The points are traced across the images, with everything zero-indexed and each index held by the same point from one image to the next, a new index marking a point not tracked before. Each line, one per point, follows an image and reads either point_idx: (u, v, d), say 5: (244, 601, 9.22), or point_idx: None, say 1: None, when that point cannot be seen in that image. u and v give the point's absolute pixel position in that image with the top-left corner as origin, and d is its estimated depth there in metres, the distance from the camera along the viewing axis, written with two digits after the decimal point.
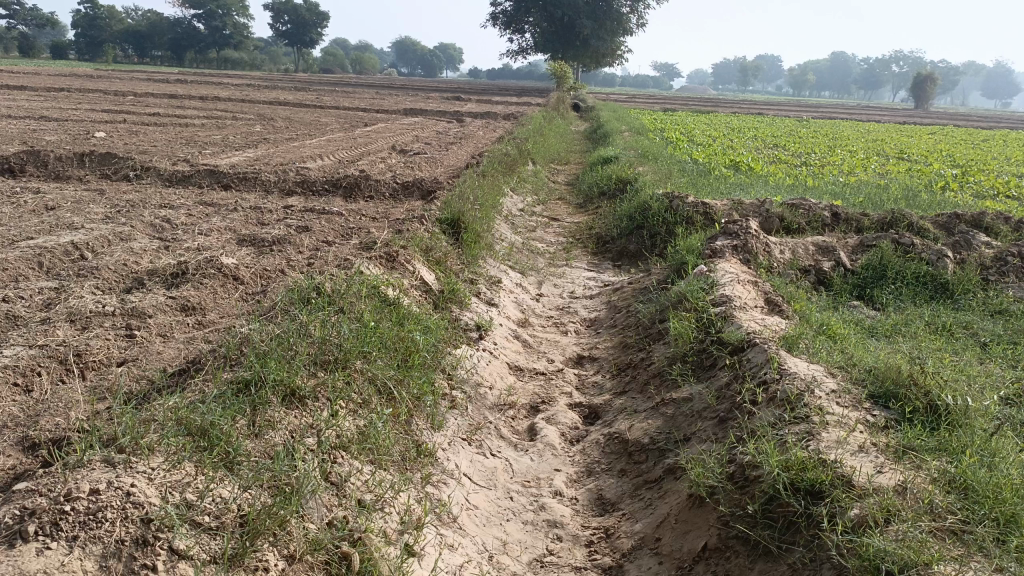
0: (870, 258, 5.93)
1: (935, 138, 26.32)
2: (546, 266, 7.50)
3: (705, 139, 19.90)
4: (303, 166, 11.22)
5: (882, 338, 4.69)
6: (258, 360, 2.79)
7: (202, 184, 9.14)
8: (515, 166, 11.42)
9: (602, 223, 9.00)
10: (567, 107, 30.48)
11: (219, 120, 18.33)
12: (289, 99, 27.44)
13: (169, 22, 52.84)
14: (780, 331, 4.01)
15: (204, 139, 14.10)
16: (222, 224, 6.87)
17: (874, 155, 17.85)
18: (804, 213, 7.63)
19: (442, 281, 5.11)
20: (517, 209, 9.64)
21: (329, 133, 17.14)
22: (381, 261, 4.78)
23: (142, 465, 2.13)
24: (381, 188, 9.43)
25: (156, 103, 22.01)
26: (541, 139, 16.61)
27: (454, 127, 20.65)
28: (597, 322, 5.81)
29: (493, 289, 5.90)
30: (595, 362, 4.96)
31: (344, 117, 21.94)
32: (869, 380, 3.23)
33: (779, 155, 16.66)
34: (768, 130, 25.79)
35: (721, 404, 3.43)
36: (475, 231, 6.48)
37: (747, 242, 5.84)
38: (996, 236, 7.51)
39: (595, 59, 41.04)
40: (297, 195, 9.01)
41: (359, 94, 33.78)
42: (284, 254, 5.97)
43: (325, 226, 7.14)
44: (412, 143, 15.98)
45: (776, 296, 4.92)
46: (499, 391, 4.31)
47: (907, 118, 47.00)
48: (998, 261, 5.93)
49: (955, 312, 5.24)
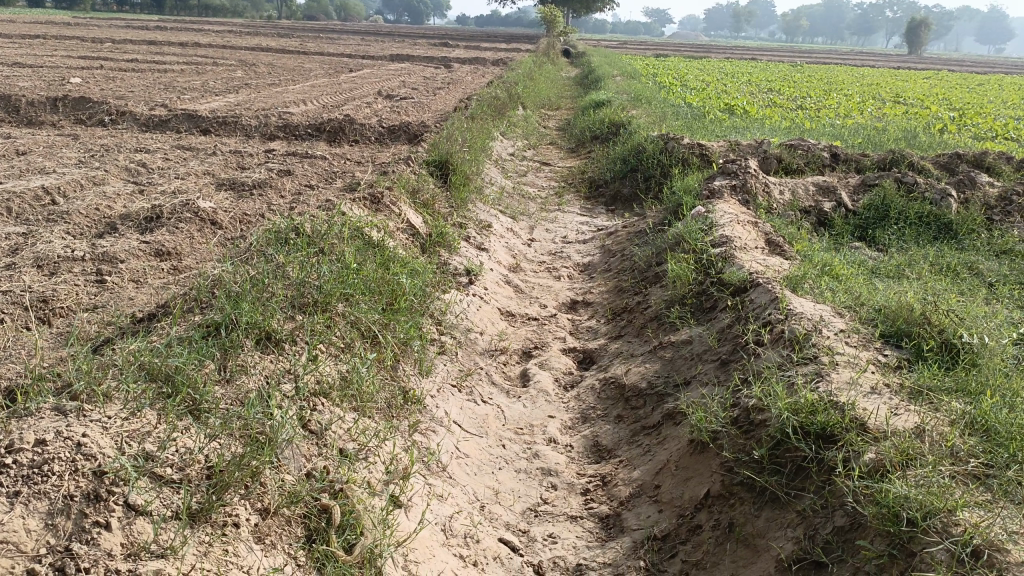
0: (872, 197, 5.74)
1: (931, 82, 25.94)
2: (537, 210, 7.29)
3: (699, 84, 19.52)
4: (286, 111, 10.88)
5: (886, 279, 4.52)
6: (230, 302, 2.60)
7: (181, 128, 8.83)
8: (505, 110, 11.11)
9: (595, 167, 8.77)
10: (558, 53, 29.86)
11: (200, 66, 17.81)
12: (273, 45, 26.72)
13: None
14: (782, 271, 3.84)
15: (184, 84, 13.67)
16: (200, 168, 6.61)
17: (870, 99, 17.54)
18: (803, 154, 7.41)
19: (429, 224, 4.90)
20: (507, 153, 9.38)
21: (313, 78, 16.66)
22: (366, 203, 4.56)
23: (96, 414, 1.95)
24: (367, 132, 9.14)
25: (135, 50, 21.35)
26: (532, 83, 16.22)
27: (442, 73, 20.15)
28: (590, 267, 5.63)
29: (483, 234, 5.70)
30: (590, 308, 4.79)
31: (329, 63, 21.36)
32: (879, 321, 3.07)
33: (774, 98, 16.34)
34: (762, 75, 25.38)
35: (723, 347, 3.27)
36: (463, 173, 6.25)
37: (746, 181, 5.63)
38: (998, 176, 7.33)
39: (586, 4, 40.13)
40: (280, 139, 8.72)
41: (344, 40, 32.97)
42: (265, 199, 5.73)
43: (309, 170, 6.88)
44: (399, 88, 15.58)
45: (777, 237, 4.74)
46: (490, 336, 4.14)
47: (902, 63, 46.36)
48: (1003, 200, 5.75)
49: (959, 253, 5.08)
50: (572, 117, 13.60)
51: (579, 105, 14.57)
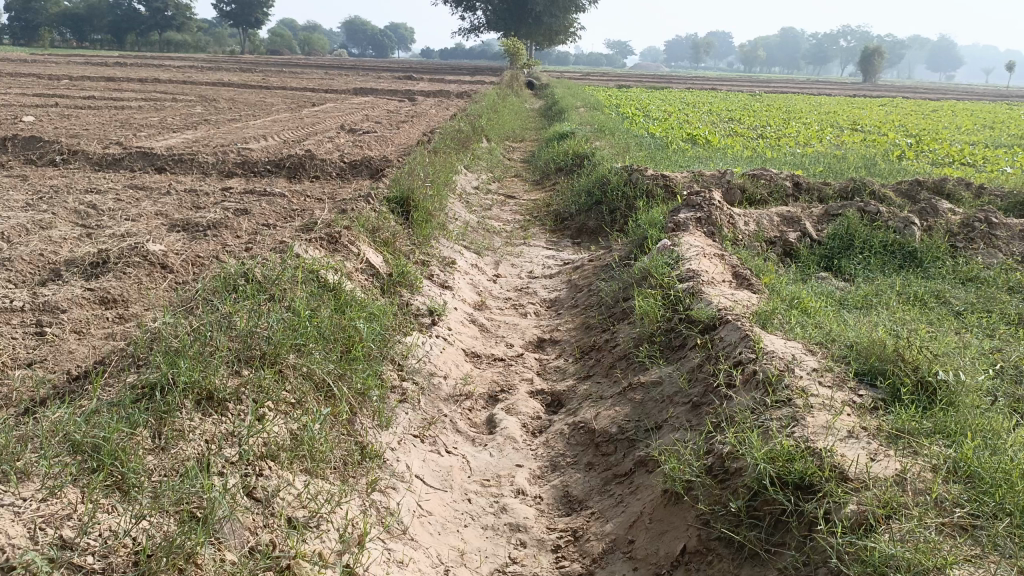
0: (836, 227, 5.74)
1: (886, 109, 26.58)
2: (502, 245, 7.19)
3: (661, 114, 19.73)
4: (246, 147, 10.71)
5: (855, 310, 4.48)
6: (168, 359, 2.44)
7: (135, 167, 8.61)
8: (468, 144, 11.06)
9: (560, 199, 8.71)
10: (521, 85, 30.10)
11: (159, 102, 17.55)
12: (235, 81, 26.53)
13: (107, 3, 50.81)
14: (751, 306, 3.76)
15: (141, 121, 13.43)
16: (153, 208, 6.40)
17: (829, 126, 17.86)
18: (766, 184, 7.43)
19: (390, 264, 4.76)
20: (472, 187, 9.29)
21: (275, 114, 16.50)
22: (323, 243, 4.41)
23: (10, 496, 1.78)
24: (328, 168, 8.99)
25: (93, 87, 21.02)
26: (495, 116, 16.25)
27: (406, 106, 20.13)
28: (557, 302, 5.52)
29: (447, 271, 5.56)
30: (557, 346, 4.66)
31: (291, 98, 21.23)
32: (852, 358, 2.99)
33: (735, 128, 16.54)
34: (723, 105, 25.79)
35: (694, 388, 3.16)
36: (425, 209, 6.13)
37: (711, 213, 5.58)
38: (958, 203, 7.41)
39: (549, 37, 40.65)
40: (239, 177, 8.54)
41: (308, 74, 32.90)
42: (220, 240, 5.55)
43: (267, 209, 6.71)
44: (362, 122, 15.48)
45: (744, 270, 4.68)
46: (455, 380, 3.99)
47: (858, 91, 47.59)
48: (965, 227, 5.78)
49: (925, 281, 5.07)
50: (536, 149, 13.60)
51: (543, 137, 14.59)
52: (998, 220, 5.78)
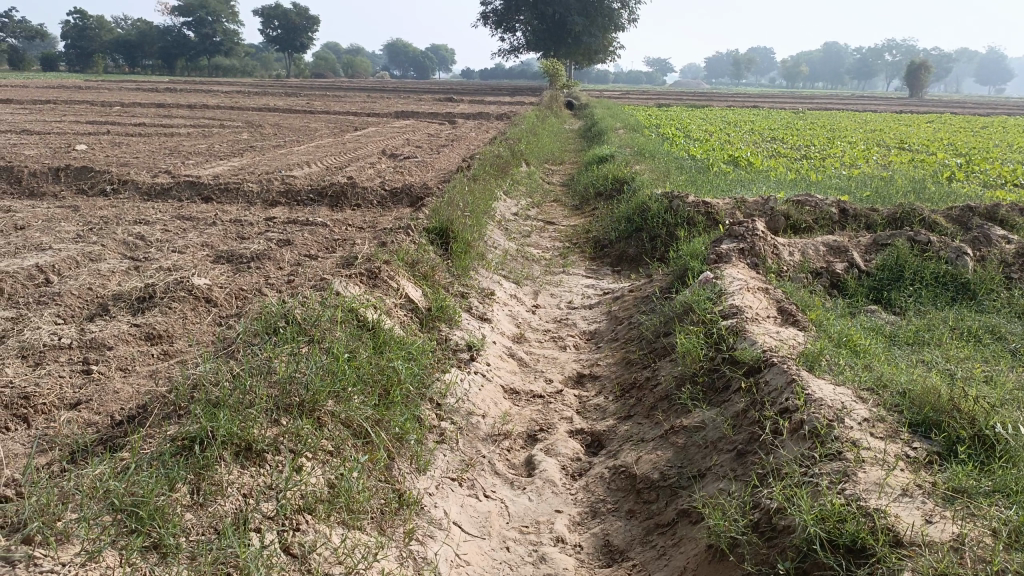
0: (885, 257, 5.58)
1: (935, 126, 26.01)
2: (541, 274, 7.15)
3: (702, 134, 19.58)
4: (290, 174, 10.88)
5: (906, 349, 4.34)
6: (208, 411, 2.47)
7: (182, 196, 8.80)
8: (508, 169, 11.08)
9: (599, 226, 8.67)
10: (561, 105, 30.16)
11: (206, 128, 18.00)
12: (279, 105, 27.10)
13: (158, 29, 52.33)
14: (798, 346, 3.67)
15: (189, 149, 13.76)
16: (199, 240, 6.52)
17: (875, 146, 17.51)
18: (810, 211, 7.29)
19: (429, 298, 4.76)
20: (511, 213, 9.30)
21: (318, 139, 16.78)
22: (363, 279, 4.42)
23: (51, 559, 1.81)
24: (369, 196, 9.09)
25: (143, 113, 21.63)
26: (535, 139, 16.30)
27: (446, 129, 20.32)
28: (597, 335, 5.45)
29: (486, 303, 5.54)
30: (597, 382, 4.60)
31: (333, 122, 21.60)
32: (905, 407, 2.88)
33: (778, 148, 16.32)
34: (765, 124, 25.52)
35: (739, 434, 3.08)
36: (464, 239, 6.13)
37: (754, 244, 5.48)
38: (1013, 229, 7.19)
39: (588, 57, 40.76)
40: (282, 205, 8.67)
41: (350, 98, 33.45)
42: (263, 272, 5.63)
43: (308, 239, 6.79)
44: (403, 147, 15.64)
45: (789, 304, 4.57)
46: (493, 418, 3.95)
47: (903, 107, 46.73)
48: (1021, 257, 5.58)
49: (980, 316, 4.90)
50: (575, 172, 13.59)
51: (583, 160, 14.57)
52: None
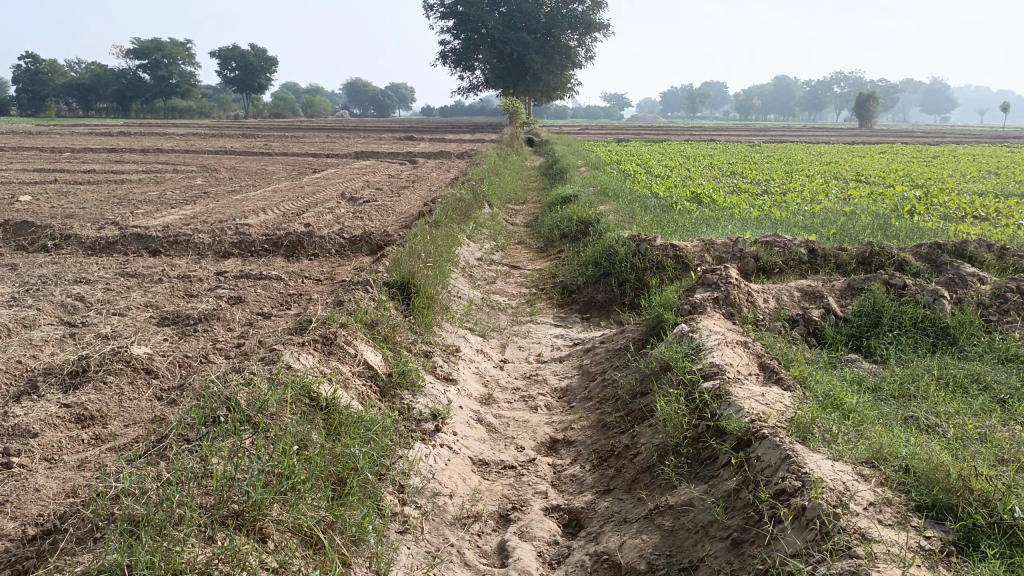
0: (862, 302, 5.42)
1: (887, 157, 26.59)
2: (508, 324, 6.87)
3: (663, 170, 19.68)
4: (244, 222, 10.53)
5: (893, 403, 4.14)
6: (127, 539, 2.17)
7: (128, 250, 8.38)
8: (471, 211, 10.85)
9: (566, 270, 8.44)
10: (521, 142, 30.24)
11: (159, 174, 17.57)
12: (236, 147, 26.73)
13: (113, 73, 51.74)
14: (786, 412, 3.43)
15: (140, 197, 13.31)
16: (142, 301, 6.14)
17: (833, 179, 17.74)
18: (780, 251, 7.17)
19: (389, 362, 4.44)
20: (475, 258, 9.04)
21: (275, 182, 16.46)
22: (317, 345, 4.09)
23: None
24: (327, 245, 8.77)
25: (94, 159, 21.11)
26: (497, 179, 16.17)
27: (406, 170, 20.14)
28: (569, 392, 5.17)
29: (450, 362, 5.23)
30: (572, 448, 4.30)
31: (292, 164, 21.28)
32: (911, 487, 2.65)
33: (739, 184, 16.40)
34: (724, 157, 25.78)
35: (733, 520, 2.83)
36: (427, 293, 5.83)
37: (728, 293, 5.26)
38: (981, 265, 7.14)
39: (546, 94, 41.22)
40: (235, 257, 8.30)
41: (309, 138, 33.20)
42: (211, 336, 5.30)
43: (261, 295, 6.44)
44: (363, 190, 15.35)
45: (771, 359, 4.35)
46: (462, 498, 3.62)
47: (855, 137, 47.93)
48: (998, 298, 5.47)
49: (962, 362, 4.75)
50: (539, 212, 13.43)
51: (545, 199, 14.44)
52: None
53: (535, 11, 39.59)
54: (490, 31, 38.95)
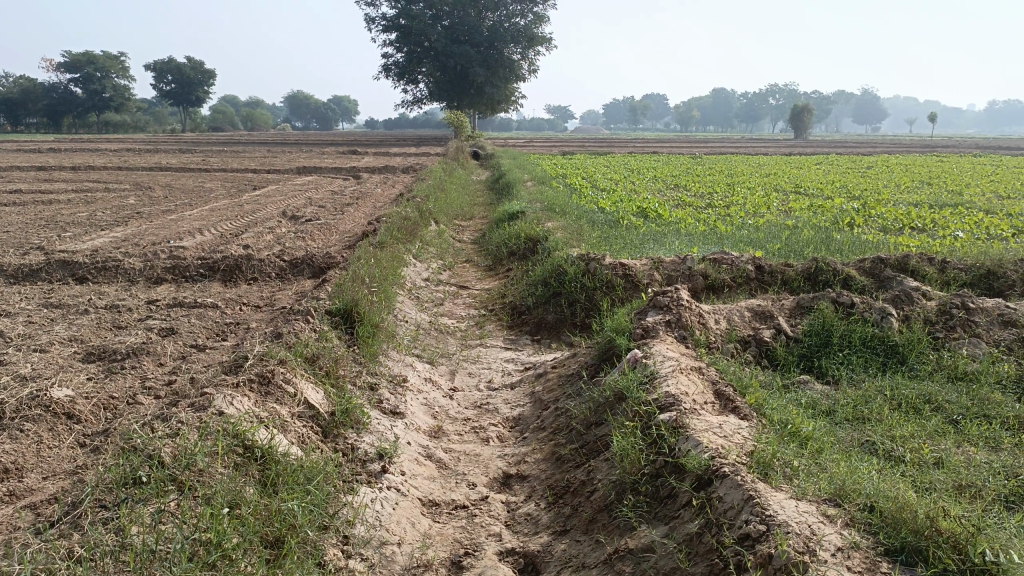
0: (812, 322, 5.41)
1: (824, 168, 27.33)
2: (457, 348, 6.68)
3: (608, 184, 19.77)
4: (179, 244, 10.12)
5: (848, 429, 4.11)
6: None
7: (52, 278, 7.93)
8: (417, 230, 10.63)
9: (515, 290, 8.29)
10: (466, 156, 30.11)
11: (89, 193, 16.88)
12: (173, 163, 25.97)
13: (42, 87, 49.96)
14: (745, 445, 3.35)
15: (68, 218, 12.73)
16: (66, 336, 5.77)
17: (774, 191, 18.06)
18: (728, 269, 7.17)
19: (331, 399, 4.21)
20: (421, 278, 8.82)
21: (213, 200, 15.96)
22: (253, 386, 3.84)
23: None
24: (266, 268, 8.45)
25: (20, 178, 20.20)
26: (443, 195, 15.99)
27: (350, 186, 19.79)
28: (521, 422, 5.00)
29: (397, 393, 5.01)
30: (526, 484, 4.14)
31: (230, 180, 20.73)
32: (877, 529, 2.60)
33: (684, 197, 16.55)
34: (667, 170, 26.12)
35: (696, 567, 2.73)
36: (371, 320, 5.61)
37: (680, 315, 5.18)
38: (923, 279, 7.29)
39: (491, 107, 41.41)
40: (169, 283, 7.91)
41: (249, 152, 32.46)
42: (140, 373, 4.99)
43: (196, 325, 6.14)
44: (305, 208, 14.98)
45: (725, 385, 4.26)
46: (411, 544, 3.43)
47: (792, 148, 49.17)
48: (943, 315, 5.53)
49: (912, 382, 4.77)
50: (486, 228, 13.28)
51: (492, 215, 14.31)
52: (974, 305, 5.56)
53: (477, 25, 39.62)
54: (433, 45, 38.78)
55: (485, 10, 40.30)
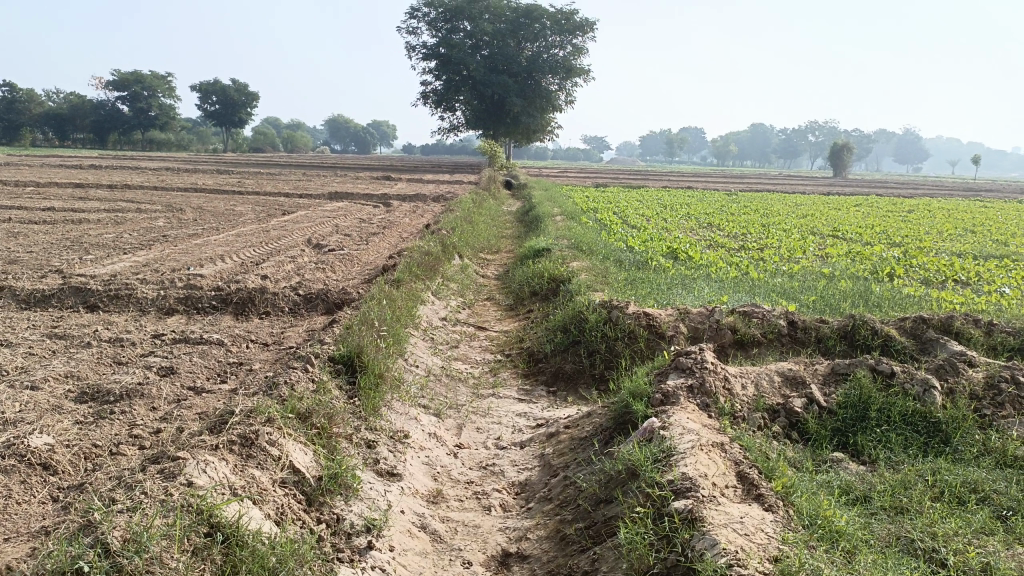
0: (848, 391, 5.01)
1: (861, 211, 26.73)
2: (468, 398, 6.36)
3: (639, 220, 19.47)
4: (197, 272, 9.99)
5: (886, 522, 3.70)
6: None
7: (64, 305, 7.80)
8: (439, 266, 10.39)
9: (534, 334, 7.97)
10: (498, 186, 30.03)
11: (121, 213, 16.99)
12: (208, 184, 26.24)
13: (91, 103, 51.41)
14: (766, 548, 3.00)
15: (95, 239, 12.75)
16: (62, 371, 5.57)
17: (809, 234, 17.58)
18: (758, 323, 6.81)
19: (320, 463, 3.92)
20: (438, 317, 8.54)
21: (241, 225, 15.95)
22: (232, 448, 3.59)
23: None
24: (280, 302, 8.25)
25: (58, 195, 20.50)
26: (470, 226, 15.81)
27: (379, 214, 19.75)
28: (528, 489, 4.65)
29: (397, 451, 4.70)
30: (525, 565, 3.78)
31: (261, 204, 20.81)
32: None
33: (716, 238, 16.18)
34: (701, 207, 25.73)
35: None
36: (376, 369, 5.32)
37: (703, 380, 4.80)
38: (967, 342, 6.83)
39: (526, 136, 41.50)
40: (180, 315, 7.73)
41: (284, 175, 32.76)
42: (129, 418, 4.75)
43: (198, 364, 5.91)
44: (331, 235, 14.87)
45: (750, 466, 3.87)
46: None
47: (830, 188, 48.43)
48: (992, 389, 5.10)
49: (956, 467, 4.35)
50: (511, 264, 13.02)
51: (518, 250, 14.06)
52: None
53: (516, 55, 39.85)
54: (471, 74, 39.05)
55: (524, 41, 40.49)
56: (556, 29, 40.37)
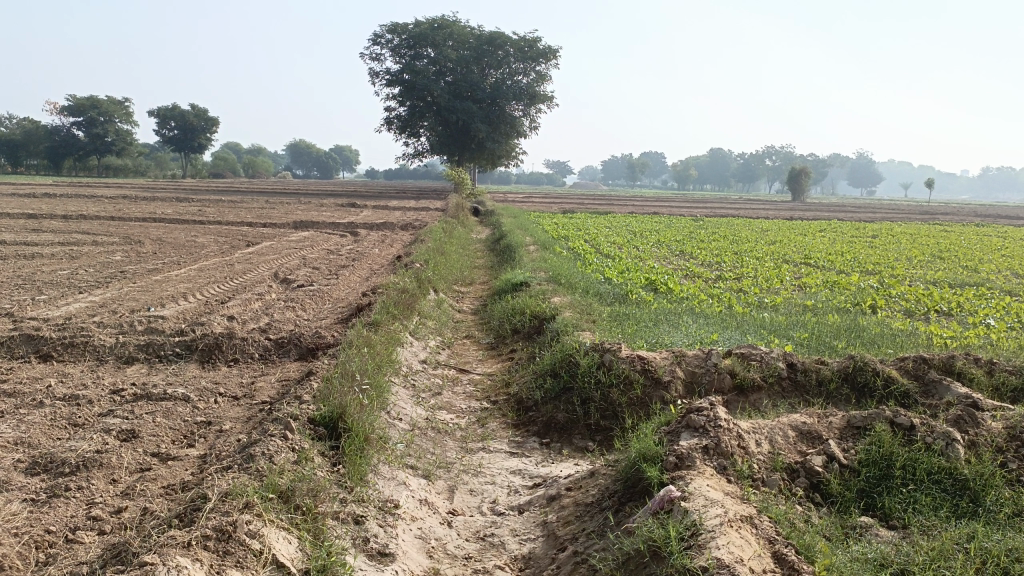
0: (868, 448, 4.70)
1: (827, 236, 27.00)
2: (456, 453, 5.94)
3: (611, 249, 19.31)
4: (159, 313, 9.42)
5: None
6: None
7: (13, 356, 7.20)
8: (415, 303, 9.96)
9: (520, 378, 7.58)
10: (467, 211, 29.71)
11: (76, 246, 16.26)
12: (168, 213, 25.48)
13: (46, 130, 50.17)
14: None
15: (48, 277, 12.08)
16: (10, 438, 5.03)
17: (783, 261, 17.55)
18: (757, 366, 6.51)
19: (308, 553, 3.48)
20: (418, 360, 8.10)
21: (204, 258, 15.35)
22: (206, 545, 3.18)
23: None
24: (249, 348, 7.75)
25: (10, 227, 19.67)
26: (443, 258, 15.45)
27: (347, 244, 19.26)
28: (533, 565, 4.24)
29: (387, 526, 4.26)
30: None
31: (225, 235, 20.18)
32: None
33: (691, 266, 16.01)
34: (670, 233, 25.73)
35: None
36: (361, 432, 4.89)
37: (719, 440, 4.44)
38: (970, 382, 6.59)
39: (492, 162, 41.40)
40: (140, 365, 7.19)
41: (247, 203, 32.05)
42: (87, 495, 4.25)
43: (163, 425, 5.41)
44: (298, 269, 14.34)
45: (784, 546, 3.52)
46: None
47: (792, 211, 48.97)
48: (1014, 440, 4.80)
49: (994, 532, 3.98)
50: (488, 297, 12.65)
51: (493, 283, 13.72)
52: None
53: (480, 81, 39.86)
54: (436, 100, 38.82)
55: (487, 67, 40.54)
56: (519, 56, 40.44)
